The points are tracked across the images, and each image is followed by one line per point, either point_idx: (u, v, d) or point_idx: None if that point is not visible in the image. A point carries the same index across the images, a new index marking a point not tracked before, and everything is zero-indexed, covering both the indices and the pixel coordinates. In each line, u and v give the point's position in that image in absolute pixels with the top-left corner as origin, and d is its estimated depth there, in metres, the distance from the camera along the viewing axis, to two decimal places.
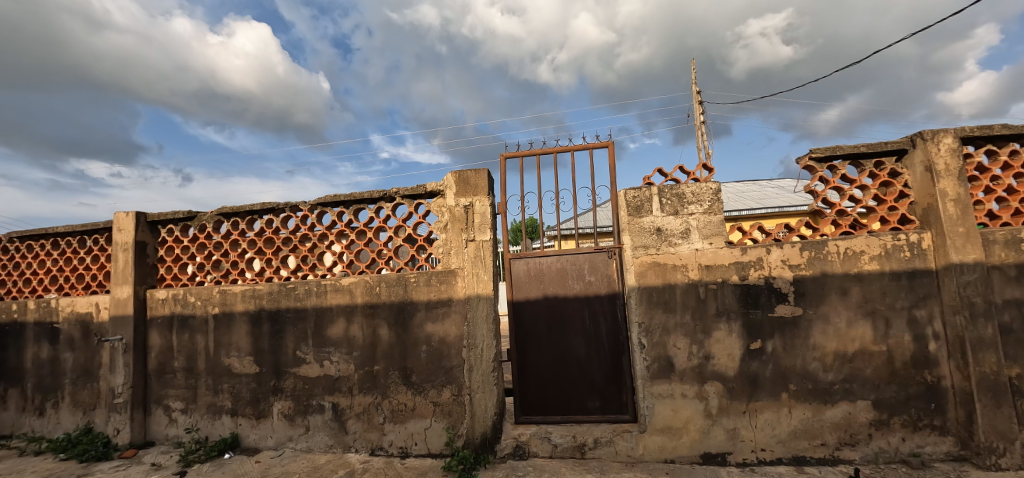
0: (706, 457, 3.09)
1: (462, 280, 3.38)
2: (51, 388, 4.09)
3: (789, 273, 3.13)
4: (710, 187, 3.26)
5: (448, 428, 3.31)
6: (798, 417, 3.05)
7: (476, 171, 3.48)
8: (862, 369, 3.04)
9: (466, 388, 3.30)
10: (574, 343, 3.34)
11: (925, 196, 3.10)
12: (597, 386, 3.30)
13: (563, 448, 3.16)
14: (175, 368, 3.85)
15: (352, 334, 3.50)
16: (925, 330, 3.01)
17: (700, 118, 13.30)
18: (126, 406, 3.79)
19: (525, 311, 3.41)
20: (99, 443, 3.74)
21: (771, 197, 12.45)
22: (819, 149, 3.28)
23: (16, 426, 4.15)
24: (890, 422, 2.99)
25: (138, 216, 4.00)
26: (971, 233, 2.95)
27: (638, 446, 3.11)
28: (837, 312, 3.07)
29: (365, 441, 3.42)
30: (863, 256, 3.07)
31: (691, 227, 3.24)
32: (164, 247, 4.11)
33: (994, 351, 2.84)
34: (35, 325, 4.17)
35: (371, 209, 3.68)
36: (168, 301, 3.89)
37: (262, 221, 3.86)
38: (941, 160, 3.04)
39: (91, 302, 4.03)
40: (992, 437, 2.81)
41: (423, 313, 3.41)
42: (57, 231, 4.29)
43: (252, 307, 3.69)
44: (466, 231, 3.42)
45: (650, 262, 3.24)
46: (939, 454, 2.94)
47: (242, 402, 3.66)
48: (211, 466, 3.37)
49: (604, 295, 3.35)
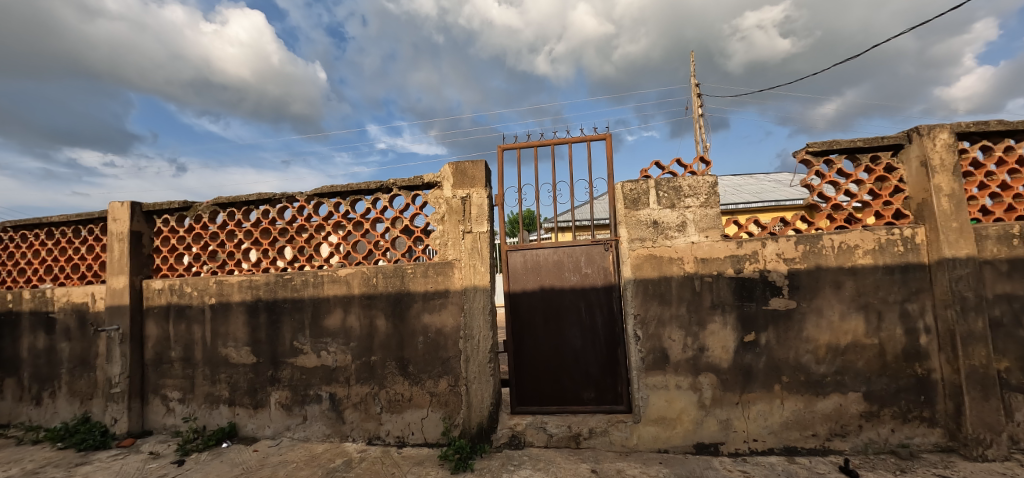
0: (699, 446, 3.13)
1: (459, 272, 3.39)
2: (48, 377, 4.09)
3: (784, 266, 3.15)
4: (708, 180, 3.26)
5: (445, 417, 3.33)
6: (790, 408, 3.10)
7: (473, 163, 3.47)
8: (854, 361, 3.07)
9: (463, 378, 3.33)
10: (570, 334, 3.36)
11: (920, 191, 3.12)
12: (592, 376, 3.33)
13: (558, 438, 3.22)
14: (171, 358, 3.85)
15: (349, 324, 3.51)
16: (916, 323, 3.05)
17: (699, 111, 13.27)
18: (123, 396, 3.80)
19: (522, 302, 3.43)
20: (97, 433, 3.75)
21: (770, 191, 12.49)
22: (816, 143, 3.29)
23: (12, 415, 4.15)
24: (880, 414, 3.04)
25: (134, 206, 3.99)
26: (965, 228, 2.97)
27: (632, 436, 3.16)
28: (830, 305, 3.11)
29: (363, 430, 3.45)
30: (858, 250, 3.10)
31: (687, 220, 3.25)
32: (159, 237, 4.10)
33: (983, 344, 2.88)
34: (31, 315, 4.16)
35: (368, 201, 3.67)
36: (165, 292, 3.89)
37: (259, 212, 3.84)
38: (936, 156, 3.06)
39: (87, 292, 4.02)
40: (980, 429, 2.86)
41: (420, 303, 3.42)
42: (52, 221, 4.27)
43: (250, 298, 3.69)
44: (463, 223, 3.42)
45: (646, 255, 3.26)
46: (927, 445, 2.99)
47: (240, 392, 3.68)
48: (209, 455, 3.40)
49: (600, 287, 3.37)
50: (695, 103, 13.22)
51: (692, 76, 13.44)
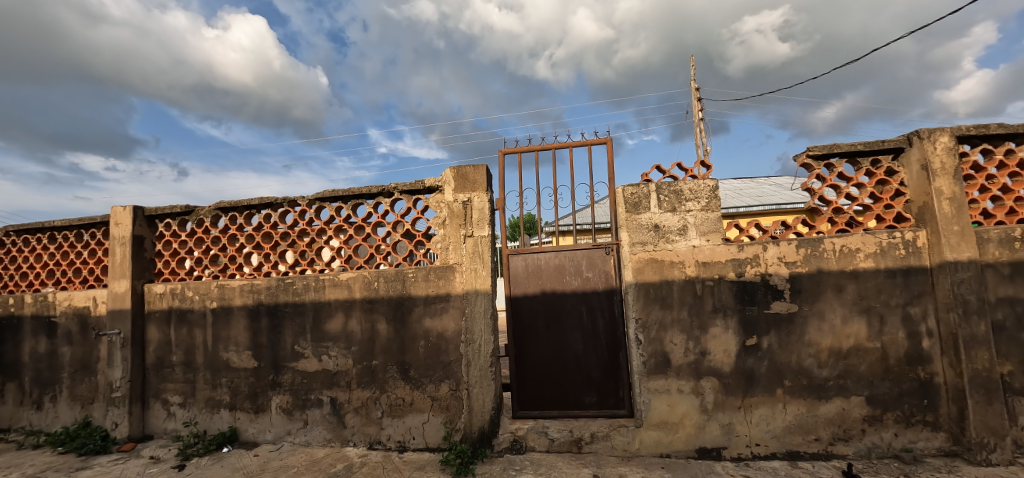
0: (701, 451, 3.12)
1: (460, 276, 3.39)
2: (49, 381, 4.09)
3: (785, 270, 3.15)
4: (708, 184, 3.27)
5: (446, 422, 3.32)
6: (793, 412, 3.08)
7: (474, 167, 3.48)
8: (856, 365, 3.07)
9: (464, 383, 3.32)
10: (571, 339, 3.36)
11: (920, 194, 3.12)
12: (594, 381, 3.32)
13: (559, 443, 3.21)
14: (173, 362, 3.85)
15: (350, 328, 3.50)
16: (919, 326, 3.04)
17: (699, 115, 13.32)
18: (124, 400, 3.80)
19: (523, 307, 3.43)
20: (98, 437, 3.74)
21: (770, 194, 12.51)
22: (816, 147, 3.29)
23: (13, 420, 4.15)
24: (883, 418, 3.03)
25: (136, 210, 4.00)
26: (966, 232, 2.97)
27: (635, 440, 3.15)
28: (831, 309, 3.10)
29: (363, 435, 3.44)
30: (859, 253, 3.10)
31: (688, 224, 3.25)
32: (161, 241, 4.10)
33: (986, 348, 2.87)
34: (33, 319, 4.16)
35: (370, 205, 3.68)
36: (166, 296, 3.89)
37: (260, 216, 3.86)
38: (937, 159, 3.06)
39: (89, 296, 4.02)
40: (983, 433, 2.84)
41: (421, 308, 3.42)
42: (54, 225, 4.28)
43: (251, 302, 3.69)
44: (464, 227, 3.43)
45: (647, 258, 3.26)
46: (931, 449, 2.98)
47: (241, 396, 3.68)
48: (210, 459, 3.39)
49: (601, 291, 3.37)
50: (696, 107, 13.26)
51: (692, 80, 13.48)
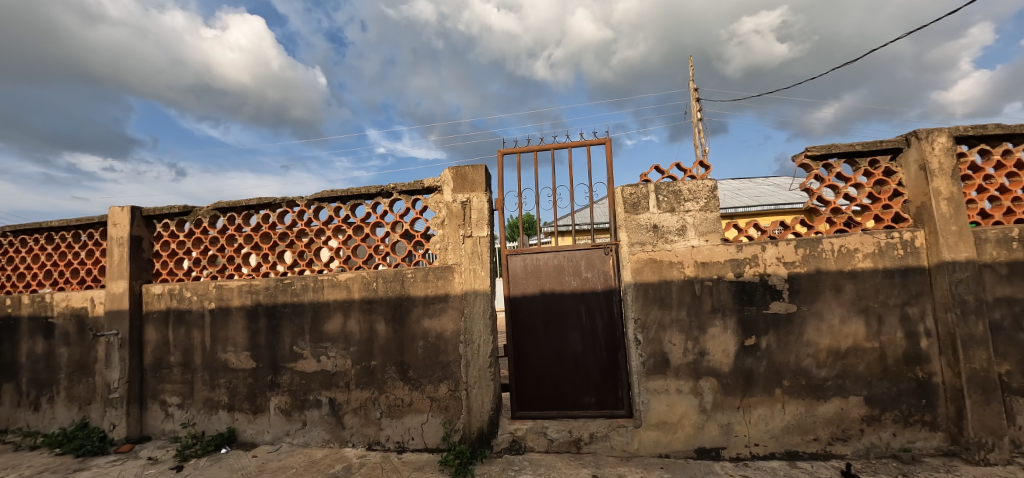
0: (700, 451, 3.12)
1: (459, 276, 3.39)
2: (47, 382, 4.07)
3: (784, 270, 3.15)
4: (707, 184, 3.28)
5: (445, 422, 3.32)
6: (791, 412, 3.09)
7: (473, 167, 3.48)
8: (855, 365, 3.07)
9: (463, 383, 3.32)
10: (570, 339, 3.36)
11: (918, 194, 3.13)
12: (593, 381, 3.32)
13: (558, 443, 3.20)
14: (171, 363, 3.84)
15: (349, 329, 3.50)
16: (917, 326, 3.05)
17: (698, 115, 13.33)
18: (122, 401, 3.78)
19: (522, 307, 3.42)
20: (95, 438, 3.73)
21: (769, 194, 12.53)
22: (815, 147, 3.30)
23: (10, 421, 4.13)
24: (881, 418, 3.04)
25: (134, 210, 3.99)
26: (964, 232, 2.98)
27: (633, 440, 3.15)
28: (830, 309, 3.10)
29: (362, 435, 3.44)
30: (857, 253, 3.10)
31: (687, 224, 3.26)
32: (159, 242, 4.10)
33: (984, 348, 2.88)
34: (30, 320, 4.15)
35: (368, 205, 3.68)
36: (164, 296, 3.88)
37: (259, 216, 3.85)
38: (935, 160, 3.07)
39: (86, 297, 4.01)
40: (981, 432, 2.85)
41: (420, 308, 3.42)
42: (52, 225, 4.27)
43: (249, 302, 3.68)
44: (463, 227, 3.43)
45: (646, 259, 3.26)
46: (930, 449, 2.98)
47: (239, 397, 3.67)
48: (209, 460, 3.38)
49: (600, 291, 3.37)
50: (695, 107, 13.27)
51: (691, 80, 13.50)
